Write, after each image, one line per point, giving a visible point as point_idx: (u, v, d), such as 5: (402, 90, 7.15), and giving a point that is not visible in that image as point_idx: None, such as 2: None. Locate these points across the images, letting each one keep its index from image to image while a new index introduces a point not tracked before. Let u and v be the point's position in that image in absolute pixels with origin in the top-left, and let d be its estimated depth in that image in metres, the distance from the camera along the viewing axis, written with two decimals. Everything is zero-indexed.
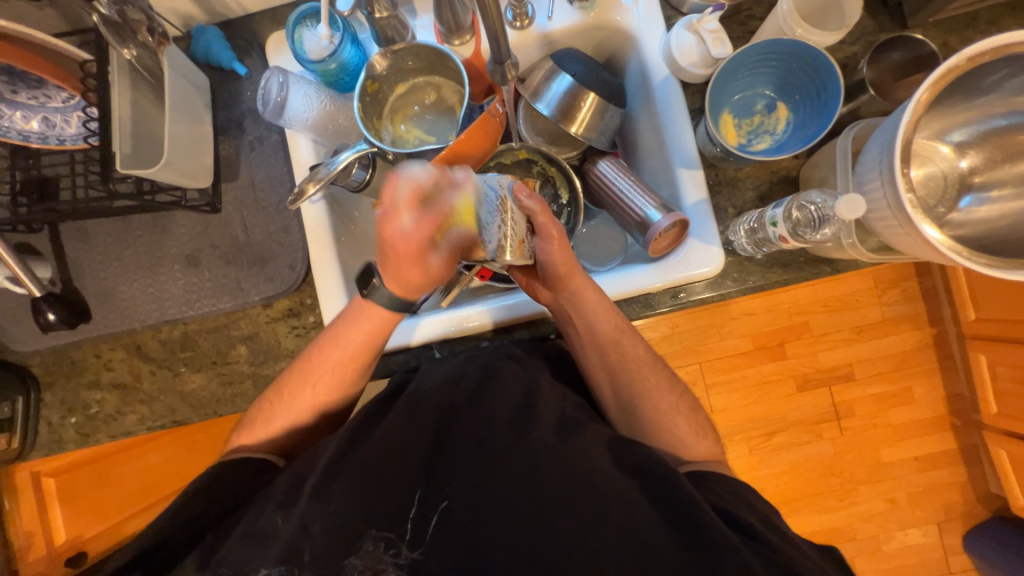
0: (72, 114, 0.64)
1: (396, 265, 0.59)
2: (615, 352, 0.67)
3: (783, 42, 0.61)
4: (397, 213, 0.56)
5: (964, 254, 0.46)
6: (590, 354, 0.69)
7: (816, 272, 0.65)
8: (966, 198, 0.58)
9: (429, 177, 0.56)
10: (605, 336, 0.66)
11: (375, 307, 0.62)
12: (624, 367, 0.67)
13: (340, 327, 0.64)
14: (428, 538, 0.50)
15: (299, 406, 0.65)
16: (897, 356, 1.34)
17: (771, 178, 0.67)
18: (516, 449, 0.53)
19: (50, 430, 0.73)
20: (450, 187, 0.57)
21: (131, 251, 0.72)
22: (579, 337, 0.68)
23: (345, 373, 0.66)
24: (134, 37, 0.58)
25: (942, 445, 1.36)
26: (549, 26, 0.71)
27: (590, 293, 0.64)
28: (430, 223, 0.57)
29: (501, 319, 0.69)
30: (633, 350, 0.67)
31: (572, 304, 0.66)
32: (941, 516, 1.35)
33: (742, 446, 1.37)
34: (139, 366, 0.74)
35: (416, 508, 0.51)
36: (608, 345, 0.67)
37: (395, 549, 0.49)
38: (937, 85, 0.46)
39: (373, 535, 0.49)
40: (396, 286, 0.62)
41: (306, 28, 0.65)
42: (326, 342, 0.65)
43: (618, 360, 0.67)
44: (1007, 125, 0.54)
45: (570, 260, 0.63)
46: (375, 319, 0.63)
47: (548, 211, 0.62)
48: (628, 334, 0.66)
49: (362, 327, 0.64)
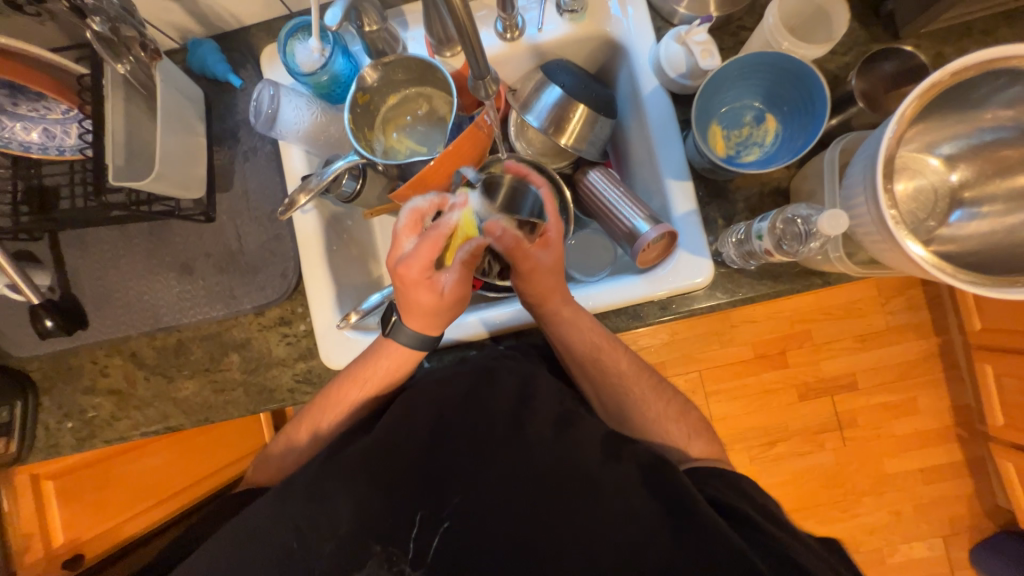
0: (71, 125, 0.65)
1: (405, 294, 0.58)
2: (595, 366, 0.66)
3: (769, 54, 0.61)
4: (401, 240, 0.57)
5: (947, 271, 0.45)
6: (571, 365, 0.68)
7: (806, 284, 0.64)
8: (957, 213, 0.57)
9: (426, 201, 0.58)
10: (583, 352, 0.65)
11: (394, 346, 0.62)
12: (617, 377, 0.66)
13: (360, 363, 0.64)
14: (430, 558, 0.48)
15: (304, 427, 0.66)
16: (900, 365, 1.32)
17: (762, 189, 0.67)
18: (500, 458, 0.53)
19: (48, 434, 0.74)
20: (449, 211, 0.58)
21: (128, 258, 0.74)
22: (558, 350, 0.67)
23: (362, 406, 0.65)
24: (129, 53, 0.59)
25: (947, 457, 1.33)
26: (539, 37, 0.71)
27: (568, 315, 0.63)
28: (428, 242, 0.54)
29: (498, 326, 0.69)
30: (620, 359, 0.66)
31: (550, 325, 0.64)
32: (946, 529, 1.33)
33: (742, 456, 1.35)
34: (134, 372, 0.75)
35: (416, 532, 0.49)
36: (587, 360, 0.65)
37: (397, 567, 0.47)
38: (922, 99, 0.45)
39: (376, 551, 0.47)
40: (416, 317, 0.60)
41: (298, 41, 0.66)
42: (350, 375, 0.64)
43: (599, 372, 0.66)
44: (996, 139, 0.53)
45: (553, 286, 0.61)
46: (396, 357, 0.63)
47: (523, 244, 0.59)
48: (607, 350, 0.65)
49: (387, 362, 0.63)
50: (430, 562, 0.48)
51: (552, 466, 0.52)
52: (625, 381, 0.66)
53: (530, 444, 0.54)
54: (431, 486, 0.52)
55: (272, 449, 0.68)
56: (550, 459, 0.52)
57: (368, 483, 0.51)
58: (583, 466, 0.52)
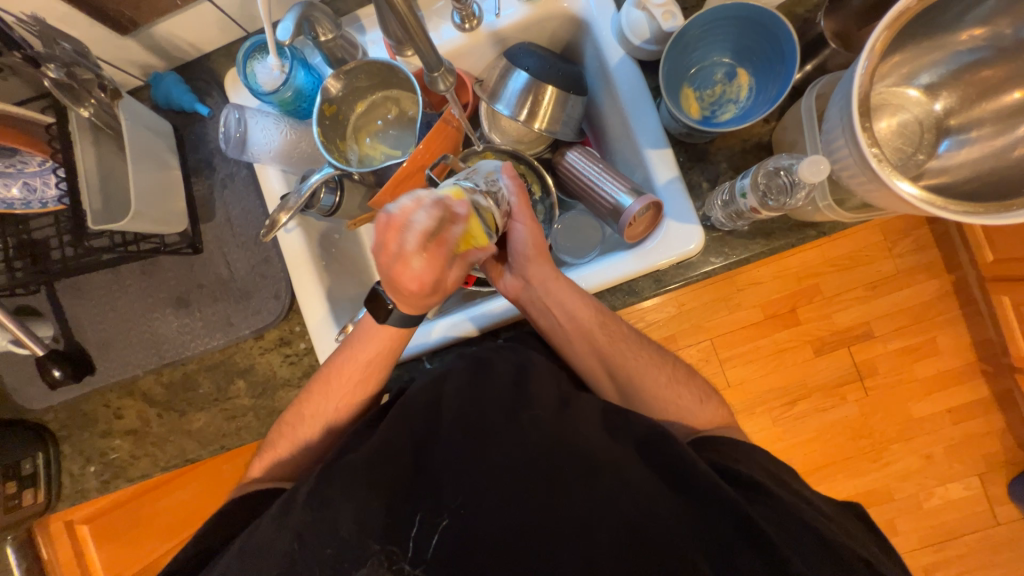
0: (49, 176, 0.65)
1: (409, 296, 0.55)
2: (602, 334, 0.66)
3: (732, 6, 0.59)
4: (407, 259, 0.49)
5: (939, 205, 0.44)
6: (577, 344, 0.68)
7: (801, 237, 0.63)
8: (946, 142, 0.55)
9: (430, 217, 0.48)
10: (586, 321, 0.65)
11: (387, 327, 0.62)
12: (619, 353, 0.66)
13: (356, 343, 0.63)
14: (431, 555, 0.47)
15: (309, 429, 0.66)
16: (914, 308, 1.29)
17: (744, 146, 0.65)
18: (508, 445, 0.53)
19: (72, 480, 0.76)
20: (454, 221, 0.51)
21: (124, 300, 0.74)
22: (557, 329, 0.68)
23: (361, 394, 0.66)
24: (89, 96, 0.60)
25: (973, 394, 1.31)
26: (498, 23, 0.70)
27: (565, 283, 0.65)
28: (441, 261, 0.52)
29: (489, 323, 0.69)
30: (618, 330, 0.67)
31: (549, 296, 0.66)
32: (980, 466, 1.31)
33: (763, 419, 1.34)
34: (147, 411, 0.76)
35: (416, 530, 0.48)
36: (593, 329, 0.66)
37: (398, 566, 0.46)
38: (891, 30, 0.44)
39: (375, 550, 0.46)
40: (411, 304, 0.58)
41: (257, 61, 0.65)
42: (342, 361, 0.64)
43: (607, 343, 0.66)
44: (975, 60, 0.51)
45: (544, 249, 0.66)
46: (382, 338, 0.63)
47: (525, 198, 0.63)
48: (610, 316, 0.66)
49: (375, 343, 0.63)
50: (432, 559, 0.47)
51: (560, 448, 0.51)
52: (626, 356, 0.66)
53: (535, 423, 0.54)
54: None
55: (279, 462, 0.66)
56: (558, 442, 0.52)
57: (380, 488, 0.51)
58: (593, 446, 0.51)
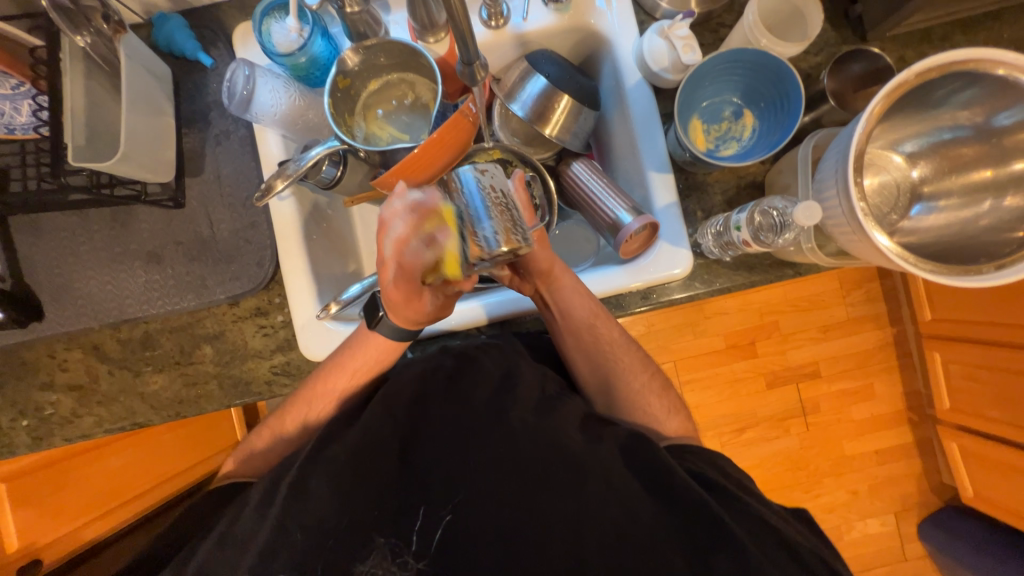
0: (21, 102, 0.59)
1: (397, 306, 0.57)
2: (590, 333, 0.67)
3: (748, 52, 0.63)
4: (384, 265, 0.53)
5: (910, 260, 0.49)
6: (568, 341, 0.68)
7: (778, 274, 0.67)
8: (917, 207, 0.61)
9: (405, 223, 0.50)
10: (581, 320, 0.66)
11: (376, 336, 0.61)
12: (601, 354, 0.68)
13: (346, 353, 0.62)
14: (433, 549, 0.48)
15: (291, 420, 0.64)
16: (860, 354, 1.40)
17: (738, 183, 0.69)
18: (489, 437, 0.53)
19: (1, 432, 0.70)
20: (424, 243, 0.50)
21: (88, 247, 0.69)
22: (557, 323, 0.68)
23: (347, 396, 0.64)
24: (89, 25, 0.57)
25: (900, 438, 1.42)
26: (524, 26, 0.71)
27: (568, 279, 0.65)
28: (413, 271, 0.53)
29: (468, 320, 0.67)
30: (609, 332, 0.67)
31: (552, 291, 0.66)
32: (897, 506, 1.42)
33: (714, 443, 1.40)
34: (97, 367, 0.71)
35: (421, 521, 0.49)
36: (584, 328, 0.67)
37: (401, 558, 0.47)
38: (889, 98, 0.48)
39: (380, 543, 0.47)
40: (400, 314, 0.58)
41: (275, 20, 0.63)
42: (329, 370, 0.63)
43: (593, 342, 0.67)
44: (953, 137, 0.57)
45: (543, 249, 0.63)
46: (369, 346, 0.62)
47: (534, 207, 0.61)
48: (604, 318, 0.66)
49: (368, 353, 0.62)
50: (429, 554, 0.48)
51: (538, 448, 0.52)
52: (608, 358, 0.68)
53: (514, 417, 0.55)
54: (418, 476, 0.51)
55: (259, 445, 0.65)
56: (537, 441, 0.53)
57: (356, 473, 0.50)
58: (574, 448, 0.53)
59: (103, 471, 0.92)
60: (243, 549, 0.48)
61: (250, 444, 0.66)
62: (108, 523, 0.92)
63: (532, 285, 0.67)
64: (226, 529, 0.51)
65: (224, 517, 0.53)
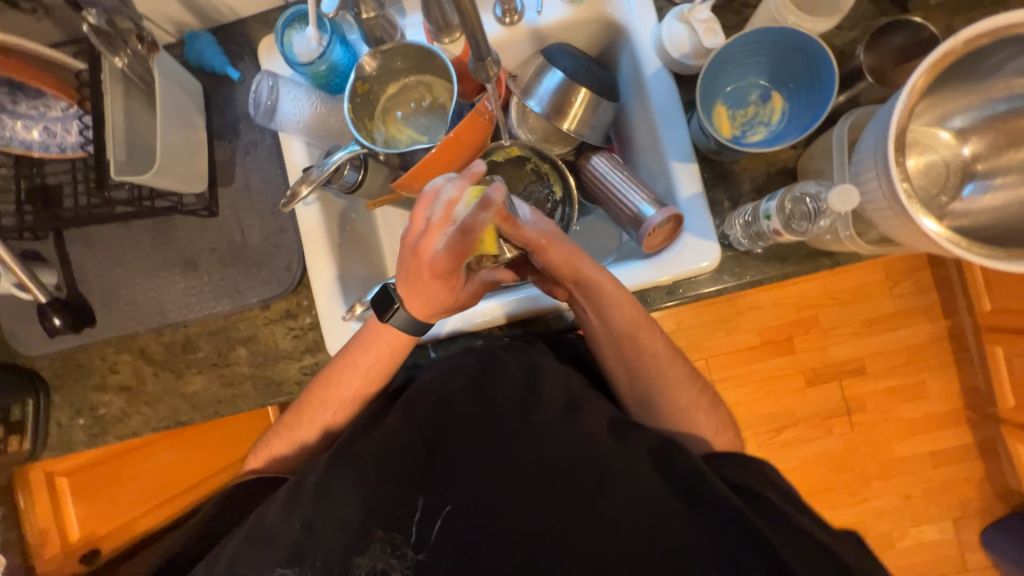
0: (71, 123, 0.64)
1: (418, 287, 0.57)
2: (632, 344, 0.64)
3: (774, 30, 0.60)
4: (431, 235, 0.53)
5: (961, 245, 0.45)
6: (607, 350, 0.66)
7: (815, 264, 0.63)
8: (969, 186, 0.57)
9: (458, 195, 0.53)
10: (621, 328, 0.64)
11: (386, 329, 0.61)
12: (643, 367, 0.65)
13: (355, 346, 0.63)
14: (433, 541, 0.48)
15: (314, 419, 0.64)
16: (910, 348, 1.31)
17: (768, 170, 0.66)
18: (510, 434, 0.53)
19: (60, 431, 0.75)
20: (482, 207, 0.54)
21: (132, 256, 0.73)
22: (595, 333, 0.66)
23: (360, 394, 0.64)
24: (125, 46, 0.60)
25: (958, 439, 1.32)
26: (539, 21, 0.70)
27: (605, 285, 0.62)
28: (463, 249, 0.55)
29: (486, 320, 0.68)
30: (651, 341, 0.65)
31: (586, 300, 0.64)
32: (956, 511, 1.32)
33: (751, 443, 1.34)
34: (143, 368, 0.75)
35: (419, 516, 0.49)
36: (625, 338, 0.64)
37: (400, 551, 0.48)
38: (933, 70, 0.44)
39: (378, 536, 0.48)
40: (419, 301, 0.58)
41: (295, 31, 0.65)
42: (341, 366, 0.63)
43: (635, 352, 0.65)
44: (1009, 109, 0.53)
45: (573, 254, 0.61)
46: (386, 343, 0.62)
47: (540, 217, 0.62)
48: (645, 326, 0.64)
49: (378, 348, 0.62)
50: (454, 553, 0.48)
51: (562, 446, 0.51)
52: (654, 371, 0.65)
53: (535, 414, 0.54)
54: (440, 471, 0.51)
55: (284, 446, 0.66)
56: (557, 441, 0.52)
57: (381, 471, 0.51)
58: (597, 446, 0.51)
59: (150, 466, 0.97)
60: (273, 542, 0.50)
61: (269, 446, 0.66)
62: (167, 513, 1.00)
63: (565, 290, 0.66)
64: (254, 524, 0.51)
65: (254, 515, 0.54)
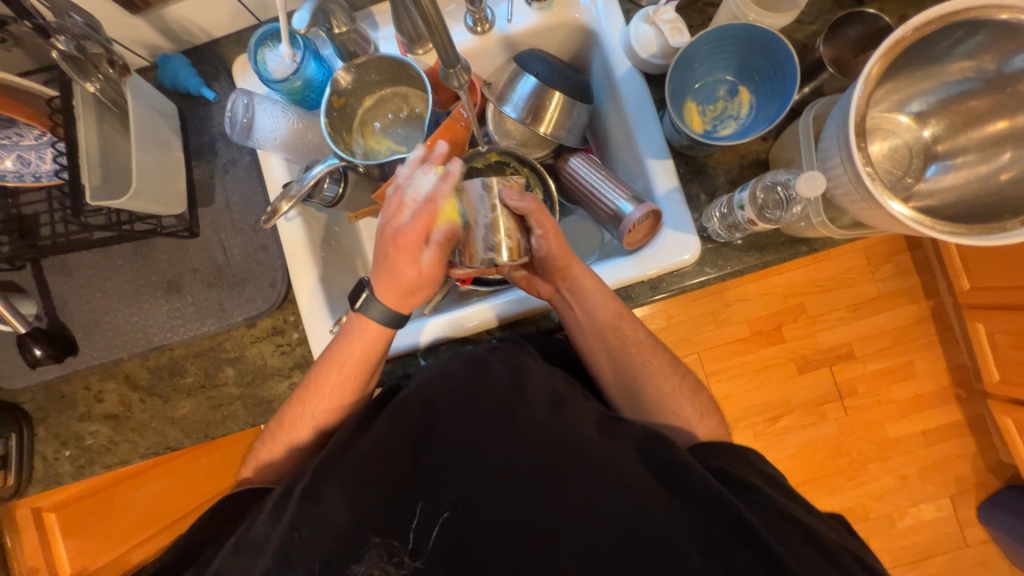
0: (46, 151, 0.62)
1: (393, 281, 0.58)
2: (615, 336, 0.66)
3: (736, 27, 0.62)
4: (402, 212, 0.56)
5: (927, 224, 0.46)
6: (591, 342, 0.67)
7: (792, 252, 0.65)
8: (932, 167, 0.59)
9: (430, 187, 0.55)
10: (604, 322, 0.65)
11: (367, 329, 0.61)
12: (628, 358, 0.66)
13: (335, 347, 0.62)
14: (430, 547, 0.48)
15: (300, 426, 0.63)
16: (896, 331, 1.33)
17: (741, 162, 0.67)
18: (503, 436, 0.53)
19: (46, 464, 0.73)
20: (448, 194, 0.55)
21: (113, 281, 0.73)
22: (581, 327, 0.67)
23: (342, 394, 0.63)
24: (97, 71, 0.60)
25: (948, 417, 1.35)
26: (509, 28, 0.71)
27: (590, 282, 0.64)
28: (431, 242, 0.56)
29: (473, 323, 0.68)
30: (632, 335, 0.66)
31: (574, 295, 0.66)
32: (952, 488, 1.34)
33: (748, 433, 1.35)
34: (129, 395, 0.74)
35: (416, 521, 0.49)
36: (609, 330, 0.66)
37: (397, 558, 0.47)
38: (887, 57, 0.46)
39: (376, 542, 0.47)
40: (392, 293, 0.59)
41: (269, 49, 0.65)
42: (323, 368, 0.63)
43: (618, 343, 0.66)
44: (962, 91, 0.55)
45: (567, 254, 0.63)
46: (369, 342, 0.62)
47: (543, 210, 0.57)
48: (628, 319, 0.66)
49: (358, 347, 0.62)
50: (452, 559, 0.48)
51: (554, 444, 0.52)
52: (636, 361, 0.66)
53: (526, 414, 0.54)
54: (433, 477, 0.51)
55: (269, 456, 0.64)
56: (549, 439, 0.52)
57: (373, 481, 0.50)
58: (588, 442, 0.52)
59: (140, 495, 0.95)
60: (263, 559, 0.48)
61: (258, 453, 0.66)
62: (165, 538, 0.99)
63: (551, 285, 0.68)
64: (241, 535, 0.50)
65: (240, 525, 0.53)
